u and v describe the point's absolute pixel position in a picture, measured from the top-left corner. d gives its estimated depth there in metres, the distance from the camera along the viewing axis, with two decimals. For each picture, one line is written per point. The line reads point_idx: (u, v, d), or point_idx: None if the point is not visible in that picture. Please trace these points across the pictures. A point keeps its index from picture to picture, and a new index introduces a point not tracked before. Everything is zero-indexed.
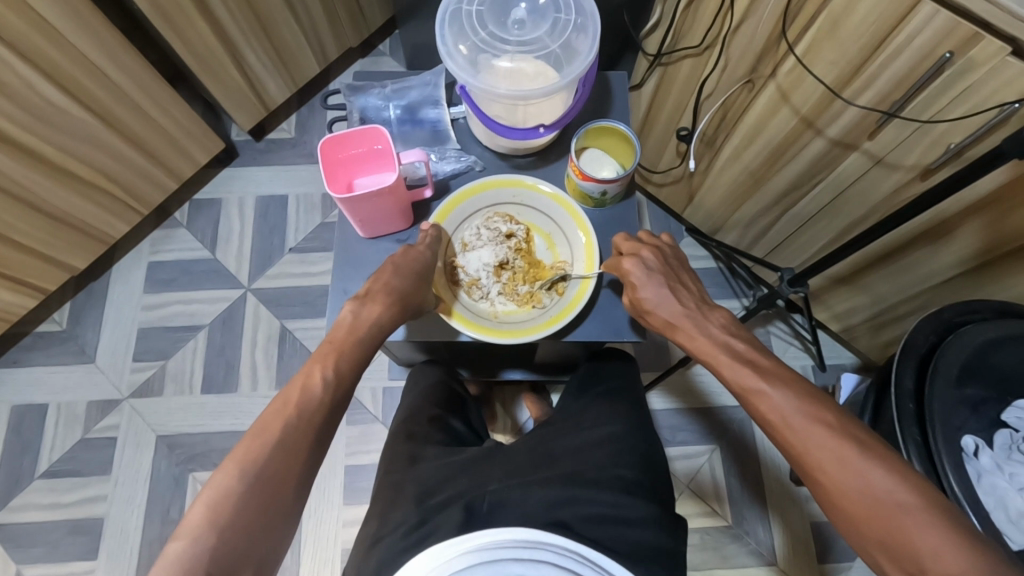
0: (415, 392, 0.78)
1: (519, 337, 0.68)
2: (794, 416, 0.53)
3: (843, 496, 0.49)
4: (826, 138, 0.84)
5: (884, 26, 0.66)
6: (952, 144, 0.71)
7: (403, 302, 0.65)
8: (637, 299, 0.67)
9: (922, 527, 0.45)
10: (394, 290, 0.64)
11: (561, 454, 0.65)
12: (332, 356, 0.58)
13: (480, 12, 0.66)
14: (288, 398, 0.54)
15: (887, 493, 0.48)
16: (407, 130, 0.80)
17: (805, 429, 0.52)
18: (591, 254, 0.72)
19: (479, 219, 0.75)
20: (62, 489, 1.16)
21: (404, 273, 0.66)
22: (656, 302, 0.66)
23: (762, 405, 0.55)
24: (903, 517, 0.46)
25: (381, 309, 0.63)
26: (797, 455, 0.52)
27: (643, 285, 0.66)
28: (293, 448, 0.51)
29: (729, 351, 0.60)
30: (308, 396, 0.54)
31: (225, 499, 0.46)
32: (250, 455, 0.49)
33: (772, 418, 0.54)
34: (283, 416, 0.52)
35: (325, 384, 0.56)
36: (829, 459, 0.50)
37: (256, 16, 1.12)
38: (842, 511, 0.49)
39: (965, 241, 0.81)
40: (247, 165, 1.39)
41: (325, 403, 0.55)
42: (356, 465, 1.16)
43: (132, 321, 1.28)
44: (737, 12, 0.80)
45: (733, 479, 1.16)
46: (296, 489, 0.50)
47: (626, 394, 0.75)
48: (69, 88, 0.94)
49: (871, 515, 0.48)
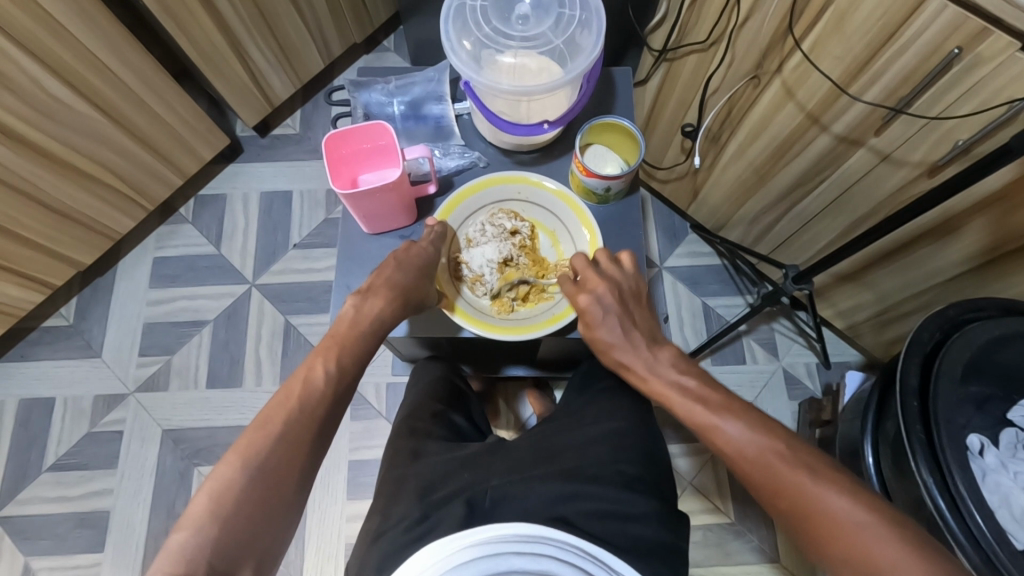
0: (417, 388, 0.79)
1: (523, 334, 0.69)
2: (748, 445, 0.53)
3: (806, 521, 0.49)
4: (832, 135, 0.83)
5: (890, 22, 0.66)
6: (959, 140, 0.71)
7: (406, 296, 0.65)
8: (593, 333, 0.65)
9: (880, 545, 0.45)
10: (397, 285, 0.64)
11: (563, 449, 0.65)
12: (333, 350, 0.58)
13: (484, 7, 0.65)
14: (291, 390, 0.54)
15: (844, 515, 0.47)
16: (410, 126, 0.80)
17: (760, 456, 0.52)
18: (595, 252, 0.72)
19: (484, 215, 0.74)
20: (69, 482, 1.17)
21: (406, 268, 0.66)
22: (614, 343, 0.64)
23: (714, 435, 0.55)
24: (866, 537, 0.46)
25: (385, 303, 0.63)
26: (756, 485, 0.52)
27: (602, 323, 0.64)
28: (295, 441, 0.51)
29: (680, 389, 0.59)
30: (311, 389, 0.54)
31: (228, 490, 0.46)
32: (253, 448, 0.49)
33: (728, 452, 0.54)
34: (285, 409, 0.52)
35: (327, 377, 0.56)
36: (785, 486, 0.50)
37: (260, 11, 1.12)
38: (808, 535, 0.49)
39: (971, 239, 0.80)
40: (251, 161, 1.40)
41: (327, 397, 0.55)
42: (358, 460, 1.17)
43: (138, 316, 1.29)
44: (743, 8, 0.79)
45: (735, 476, 1.16)
46: (299, 479, 0.50)
47: (630, 391, 0.74)
48: (74, 83, 0.94)
49: (833, 538, 0.47)
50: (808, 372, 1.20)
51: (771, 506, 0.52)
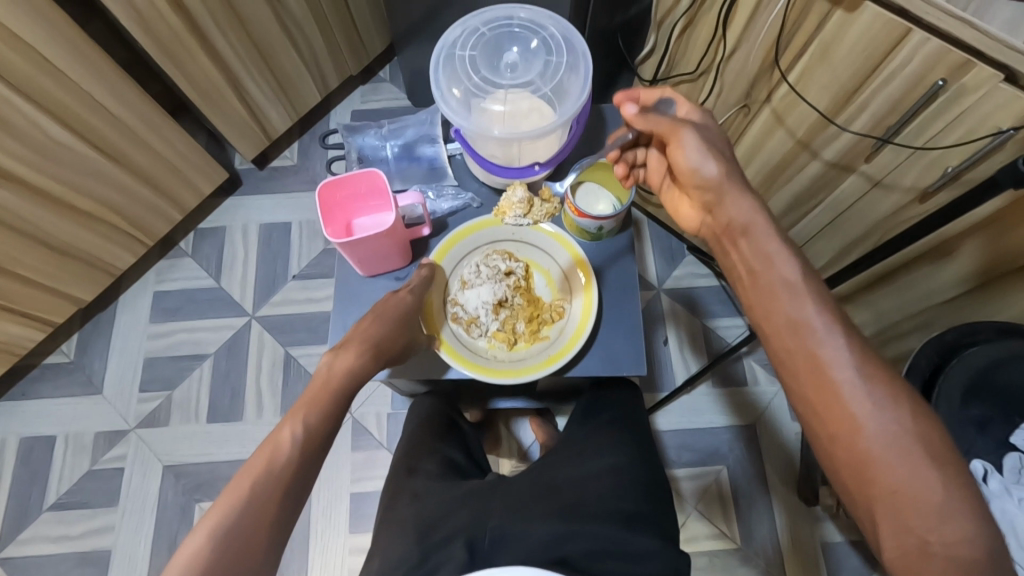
0: (415, 422, 0.79)
1: (518, 377, 0.68)
2: (822, 328, 0.50)
3: (855, 439, 0.46)
4: (823, 160, 0.84)
5: (875, 52, 0.67)
6: (948, 167, 0.71)
7: (382, 349, 0.63)
8: (677, 140, 0.61)
9: (930, 483, 0.43)
10: (371, 338, 0.63)
11: (563, 484, 0.65)
12: (305, 408, 0.55)
13: (473, 56, 0.66)
14: (262, 451, 0.51)
15: (902, 443, 0.45)
16: (404, 167, 0.82)
17: (837, 349, 0.49)
18: (590, 294, 0.72)
19: (479, 257, 0.74)
20: (70, 520, 1.17)
21: (384, 320, 0.64)
22: (699, 158, 0.60)
23: (786, 306, 0.52)
24: (912, 466, 0.44)
25: (360, 356, 0.61)
26: (810, 373, 0.49)
27: (692, 149, 0.60)
28: (265, 506, 0.48)
29: (773, 240, 0.55)
30: (278, 454, 0.51)
31: (194, 561, 0.44)
32: (221, 514, 0.46)
33: (793, 320, 0.51)
34: (256, 471, 0.49)
35: (294, 441, 0.52)
36: (846, 387, 0.47)
37: (256, 46, 1.14)
38: (849, 450, 0.46)
39: (968, 259, 0.80)
40: (250, 193, 1.41)
41: (294, 460, 0.51)
42: (361, 492, 1.16)
43: (139, 349, 1.29)
44: (730, 39, 0.81)
45: (741, 499, 1.15)
46: (268, 547, 0.47)
47: (631, 424, 0.75)
48: (74, 125, 0.96)
49: (879, 460, 0.45)
50: None
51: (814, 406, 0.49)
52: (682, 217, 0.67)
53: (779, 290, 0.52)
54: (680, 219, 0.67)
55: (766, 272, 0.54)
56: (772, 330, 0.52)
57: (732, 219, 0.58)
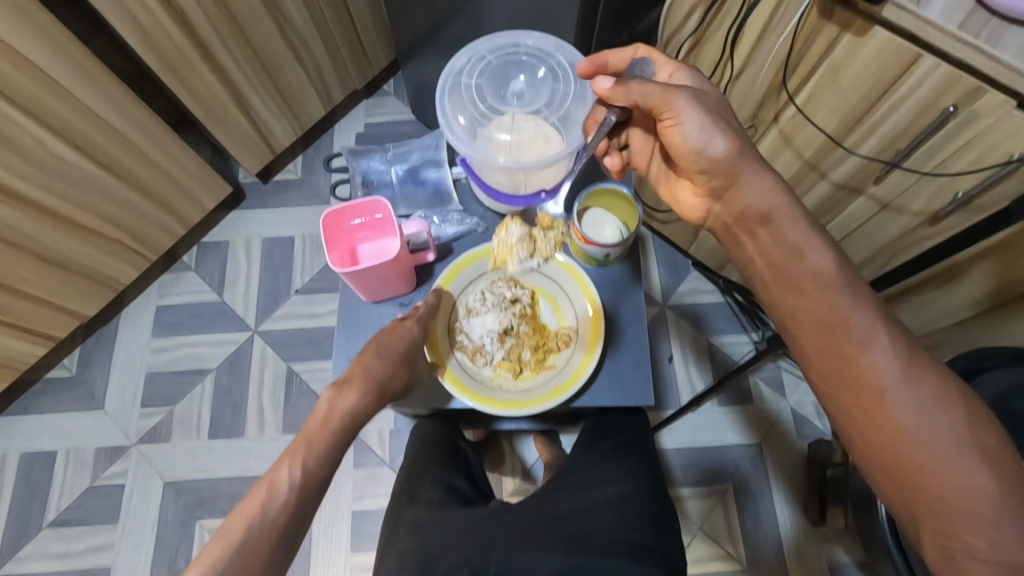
0: (416, 447, 0.78)
1: (524, 409, 0.67)
2: (860, 329, 0.51)
3: (897, 444, 0.48)
4: (831, 182, 0.83)
5: (884, 77, 0.66)
6: (959, 192, 0.70)
7: (383, 389, 0.62)
8: (675, 115, 0.58)
9: (974, 485, 0.45)
10: (373, 376, 0.61)
11: (568, 514, 0.64)
12: (301, 450, 0.55)
13: (479, 84, 0.66)
14: (256, 494, 0.51)
15: (945, 445, 0.46)
16: (409, 190, 0.82)
17: (877, 348, 0.50)
18: (597, 326, 0.71)
19: (484, 283, 0.73)
20: (70, 537, 1.16)
21: (385, 357, 0.63)
22: (699, 134, 0.58)
23: (821, 304, 0.52)
24: (954, 468, 0.45)
25: (361, 396, 0.60)
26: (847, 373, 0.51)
27: (693, 125, 0.58)
28: (256, 550, 0.48)
29: (797, 230, 0.55)
30: (275, 495, 0.51)
31: None
32: (213, 558, 0.46)
33: (828, 317, 0.52)
34: (248, 515, 0.49)
35: (292, 482, 0.52)
36: (885, 391, 0.49)
37: (260, 61, 1.14)
38: (888, 454, 0.48)
39: (979, 283, 0.79)
40: (254, 207, 1.41)
41: (291, 503, 0.51)
42: (363, 510, 1.15)
43: (141, 364, 1.29)
44: (737, 61, 0.80)
45: (747, 520, 1.14)
46: None
47: (637, 450, 0.74)
48: (78, 142, 0.96)
49: (921, 464, 0.46)
50: (816, 411, 1.20)
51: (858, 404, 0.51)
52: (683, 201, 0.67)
53: (809, 286, 0.53)
54: (681, 203, 0.67)
55: (794, 266, 0.54)
56: (808, 327, 0.53)
57: (752, 205, 0.57)
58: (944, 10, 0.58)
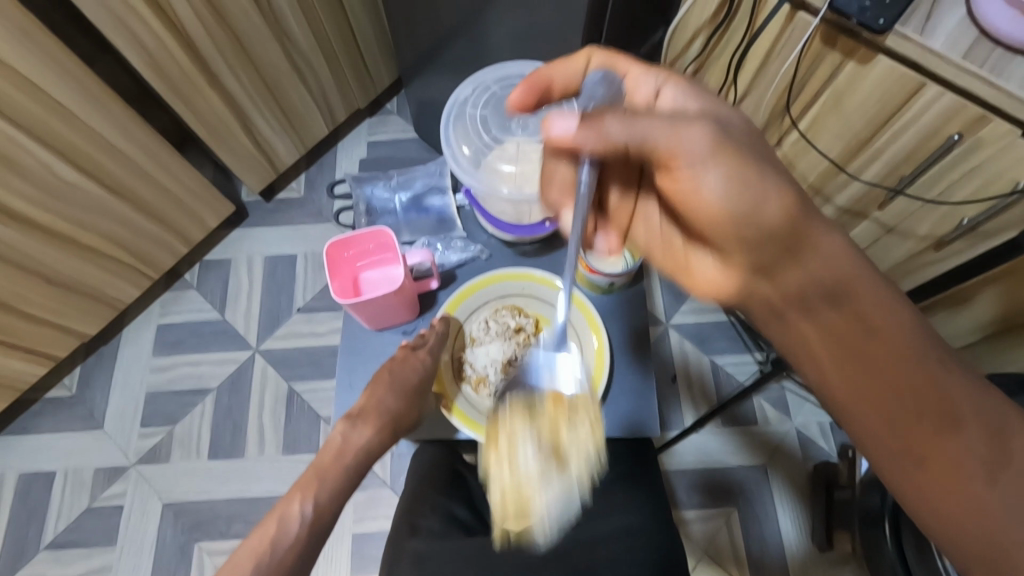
0: (416, 476, 0.76)
1: None
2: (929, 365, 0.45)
3: (953, 473, 0.43)
4: (835, 206, 0.83)
5: (888, 104, 0.66)
6: (964, 219, 0.70)
7: (395, 425, 0.63)
8: (689, 165, 0.43)
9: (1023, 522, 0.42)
10: (387, 412, 0.62)
11: (572, 547, 0.63)
12: (312, 486, 0.54)
13: (484, 115, 0.68)
14: (265, 532, 0.50)
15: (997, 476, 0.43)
16: (413, 218, 0.82)
17: (971, 430, 0.44)
18: (600, 359, 0.72)
19: (488, 311, 0.72)
20: (67, 559, 1.15)
21: (396, 390, 0.64)
22: (725, 189, 0.44)
23: (890, 342, 0.45)
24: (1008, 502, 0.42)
25: (376, 431, 0.61)
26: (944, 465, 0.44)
27: (717, 179, 0.44)
28: None
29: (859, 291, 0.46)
30: (284, 533, 0.50)
31: None
32: None
33: (898, 355, 0.45)
34: (257, 554, 0.48)
35: (303, 518, 0.51)
36: (950, 420, 0.44)
37: (265, 82, 1.15)
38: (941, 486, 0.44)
39: (985, 308, 0.78)
40: (256, 225, 1.41)
41: (300, 542, 0.50)
42: (363, 533, 1.14)
43: (141, 384, 1.28)
44: (740, 85, 0.80)
45: (753, 544, 1.12)
46: None
47: (644, 480, 0.73)
48: (82, 164, 0.96)
49: (973, 495, 0.43)
50: (821, 432, 1.18)
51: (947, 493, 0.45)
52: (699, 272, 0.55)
53: (865, 341, 0.46)
54: (693, 269, 0.55)
55: (861, 332, 0.46)
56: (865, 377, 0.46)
57: (816, 278, 0.46)
58: (947, 40, 0.58)
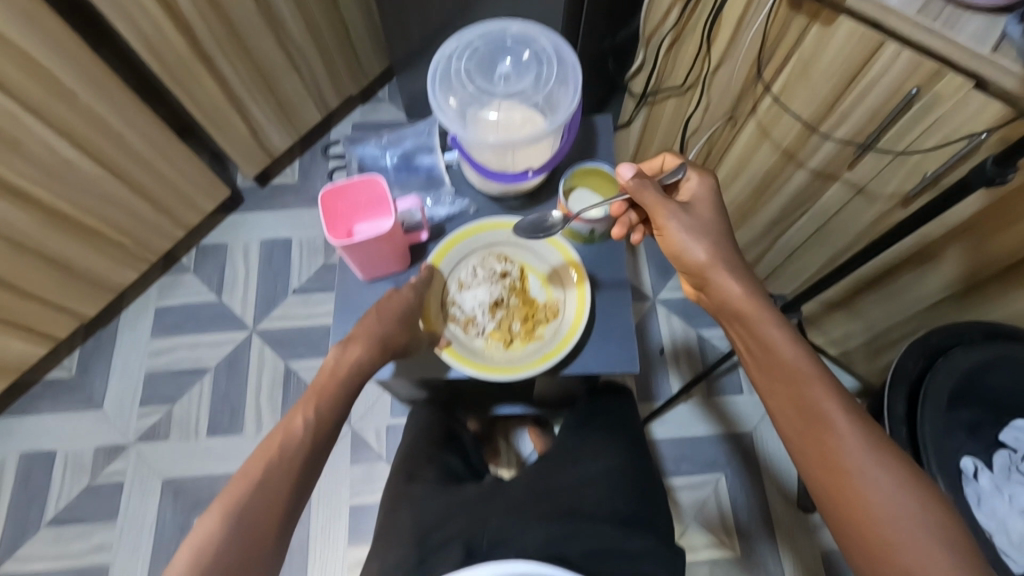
0: (414, 433, 0.79)
1: (514, 373, 0.70)
2: (820, 388, 0.54)
3: (867, 503, 0.49)
4: (809, 170, 0.86)
5: (852, 65, 0.70)
6: (928, 172, 0.74)
7: (385, 345, 0.65)
8: (664, 225, 0.65)
9: (919, 546, 0.46)
10: (377, 335, 0.65)
11: (560, 490, 0.65)
12: (312, 400, 0.59)
13: (467, 68, 0.70)
14: (271, 442, 0.55)
15: (892, 504, 0.48)
16: (403, 177, 0.84)
17: (877, 471, 0.49)
18: (582, 294, 0.74)
19: (476, 259, 0.76)
20: (69, 537, 1.17)
21: (387, 317, 0.66)
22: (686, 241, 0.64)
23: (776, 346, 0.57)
24: (911, 533, 0.47)
25: (366, 351, 0.64)
26: (776, 363, 0.56)
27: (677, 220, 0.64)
28: (276, 488, 0.52)
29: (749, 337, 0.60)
30: (290, 439, 0.55)
31: (210, 543, 0.47)
32: (234, 498, 0.50)
33: (783, 377, 0.56)
34: (267, 458, 0.53)
35: (306, 427, 0.57)
36: (838, 453, 0.51)
37: (258, 69, 1.18)
38: (854, 508, 0.49)
39: (951, 265, 0.82)
40: (251, 211, 1.43)
41: (307, 446, 0.56)
42: (359, 506, 1.16)
43: (139, 366, 1.30)
44: (714, 55, 0.83)
45: (740, 510, 1.15)
46: (280, 528, 0.51)
47: (622, 429, 0.76)
48: (82, 144, 0.99)
49: (879, 520, 0.48)
50: None
51: (790, 403, 0.55)
52: (673, 239, 0.65)
53: (786, 365, 0.56)
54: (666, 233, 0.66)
55: (778, 363, 0.57)
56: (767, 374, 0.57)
57: (729, 302, 0.62)
58: None
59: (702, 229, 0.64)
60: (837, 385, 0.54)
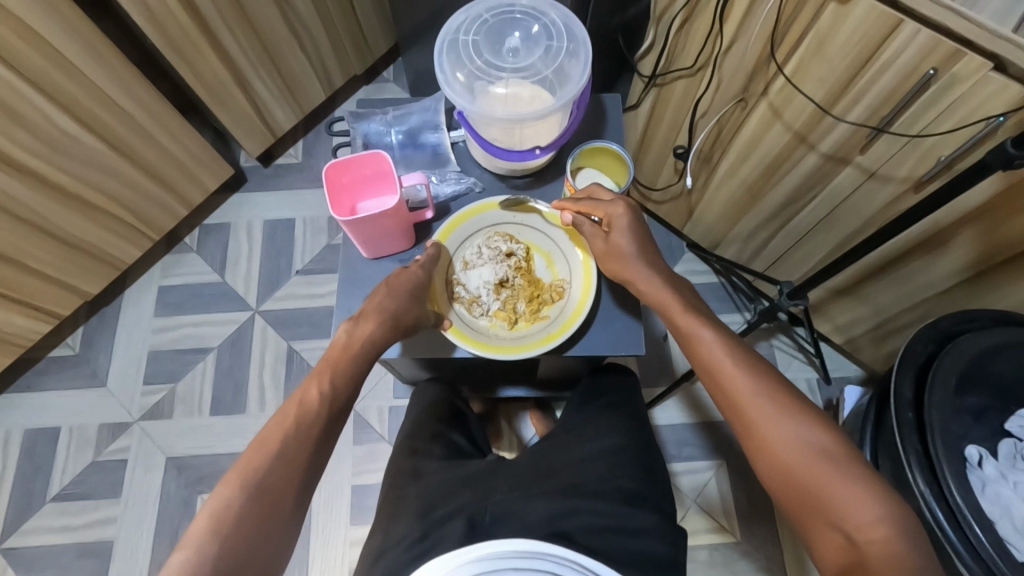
0: (418, 408, 0.79)
1: (520, 353, 0.69)
2: (723, 355, 0.58)
3: (779, 453, 0.52)
4: (819, 153, 0.85)
5: (868, 45, 0.68)
6: (942, 156, 0.73)
7: (396, 321, 0.64)
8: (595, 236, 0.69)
9: (835, 480, 0.49)
10: (386, 310, 0.64)
11: (563, 466, 0.66)
12: (326, 373, 0.59)
13: (476, 41, 0.69)
14: (287, 413, 0.55)
15: (804, 446, 0.51)
16: (408, 153, 0.83)
17: (783, 421, 0.53)
18: (589, 271, 0.73)
19: (481, 238, 0.76)
20: (73, 511, 1.18)
21: (397, 294, 0.66)
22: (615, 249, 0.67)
23: (684, 323, 0.61)
24: (825, 468, 0.50)
25: (377, 327, 0.63)
26: (687, 344, 0.61)
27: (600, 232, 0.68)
28: (292, 458, 0.52)
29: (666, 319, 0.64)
30: (305, 410, 0.55)
31: (227, 509, 0.47)
32: (251, 468, 0.50)
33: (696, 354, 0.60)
34: (283, 429, 0.53)
35: (321, 399, 0.57)
36: (747, 413, 0.54)
37: (262, 44, 1.16)
38: (772, 460, 0.52)
39: (962, 250, 0.82)
40: (254, 190, 1.43)
41: (321, 417, 0.56)
42: (361, 485, 1.17)
43: (143, 344, 1.30)
44: (726, 34, 0.82)
45: (739, 494, 1.16)
46: (295, 498, 0.51)
47: (625, 408, 0.75)
48: (84, 118, 0.98)
49: (796, 465, 0.51)
50: (809, 388, 1.18)
51: (699, 369, 0.60)
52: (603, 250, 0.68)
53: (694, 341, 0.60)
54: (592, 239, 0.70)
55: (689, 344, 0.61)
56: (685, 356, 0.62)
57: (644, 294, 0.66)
58: None
59: (618, 233, 0.67)
60: (738, 352, 0.58)
